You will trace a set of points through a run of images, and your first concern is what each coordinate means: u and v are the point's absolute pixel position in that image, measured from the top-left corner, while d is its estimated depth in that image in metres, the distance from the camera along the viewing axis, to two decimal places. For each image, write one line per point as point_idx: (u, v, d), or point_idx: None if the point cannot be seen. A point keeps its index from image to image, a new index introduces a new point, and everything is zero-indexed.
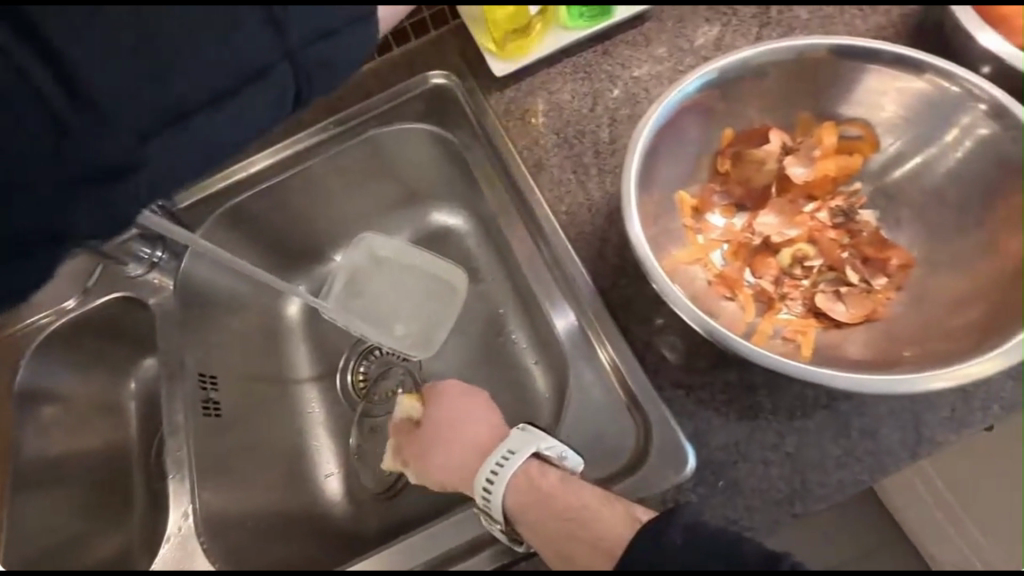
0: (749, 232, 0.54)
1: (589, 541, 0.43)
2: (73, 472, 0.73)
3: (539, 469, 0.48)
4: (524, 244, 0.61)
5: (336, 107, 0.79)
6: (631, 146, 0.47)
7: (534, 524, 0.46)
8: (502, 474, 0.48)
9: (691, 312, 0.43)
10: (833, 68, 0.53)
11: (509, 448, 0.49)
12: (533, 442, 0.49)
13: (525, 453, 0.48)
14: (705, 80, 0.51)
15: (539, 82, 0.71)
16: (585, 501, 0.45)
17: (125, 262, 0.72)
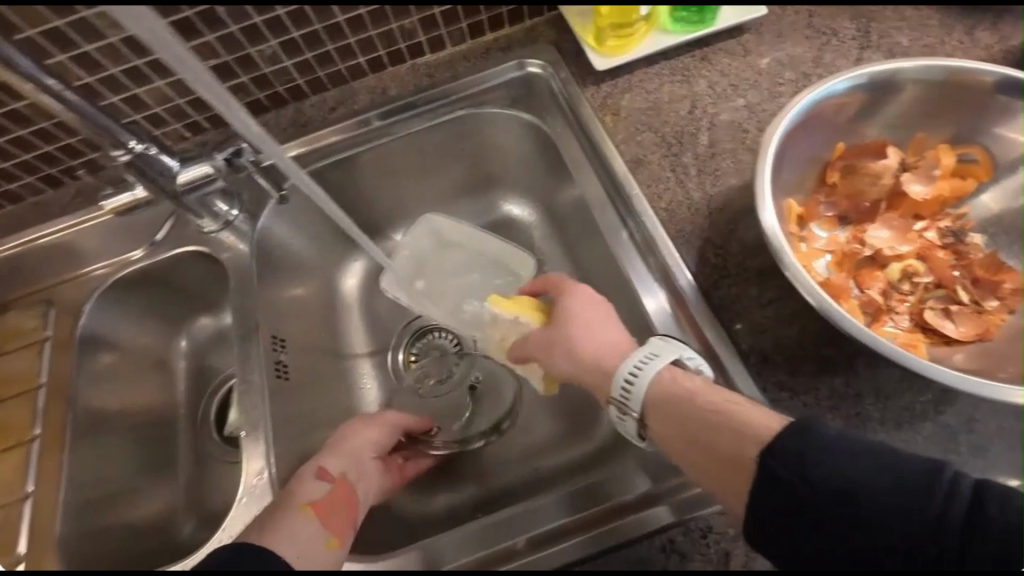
0: (857, 243, 0.54)
1: (732, 434, 0.45)
2: (124, 426, 0.71)
3: (678, 372, 0.50)
4: (621, 236, 0.62)
5: (423, 84, 0.78)
6: (768, 141, 0.48)
7: (672, 420, 0.48)
8: (646, 373, 0.50)
9: (823, 300, 0.43)
10: (977, 97, 0.52)
11: (649, 351, 0.51)
12: (673, 348, 0.51)
13: (669, 354, 0.50)
14: (855, 84, 0.52)
15: (637, 80, 0.71)
16: (725, 401, 0.47)
17: (201, 216, 0.70)
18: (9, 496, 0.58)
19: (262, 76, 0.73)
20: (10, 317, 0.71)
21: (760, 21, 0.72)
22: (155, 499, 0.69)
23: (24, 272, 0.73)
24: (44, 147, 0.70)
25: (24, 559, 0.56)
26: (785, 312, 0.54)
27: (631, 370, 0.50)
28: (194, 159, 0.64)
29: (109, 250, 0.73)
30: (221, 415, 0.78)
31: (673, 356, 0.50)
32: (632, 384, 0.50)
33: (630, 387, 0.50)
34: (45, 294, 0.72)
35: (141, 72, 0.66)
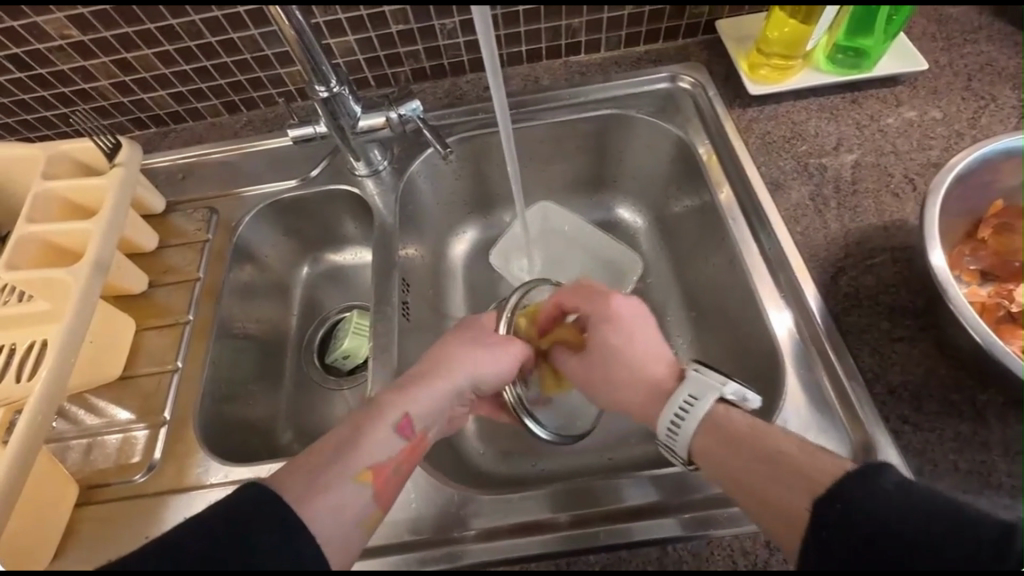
0: (1002, 299, 0.54)
1: (786, 482, 0.45)
2: (251, 331, 0.78)
3: (722, 411, 0.51)
4: (752, 251, 0.65)
5: (574, 80, 0.83)
6: (947, 169, 0.51)
7: (720, 453, 0.49)
8: (689, 409, 0.51)
9: (988, 337, 0.47)
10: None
11: (689, 394, 0.52)
12: (714, 386, 0.52)
13: (709, 398, 0.51)
14: None
15: (784, 110, 0.74)
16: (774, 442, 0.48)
17: (358, 159, 0.77)
18: (161, 367, 0.65)
19: (435, 47, 0.80)
20: (175, 217, 0.78)
21: (917, 75, 0.74)
22: (262, 403, 0.75)
23: (192, 180, 0.82)
24: (239, 75, 0.80)
25: (166, 423, 0.62)
26: (917, 351, 0.54)
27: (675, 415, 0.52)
28: (373, 110, 0.71)
29: (268, 174, 0.81)
30: (327, 343, 0.84)
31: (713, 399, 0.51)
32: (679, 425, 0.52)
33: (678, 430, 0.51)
34: (207, 201, 0.80)
35: (341, 26, 0.74)
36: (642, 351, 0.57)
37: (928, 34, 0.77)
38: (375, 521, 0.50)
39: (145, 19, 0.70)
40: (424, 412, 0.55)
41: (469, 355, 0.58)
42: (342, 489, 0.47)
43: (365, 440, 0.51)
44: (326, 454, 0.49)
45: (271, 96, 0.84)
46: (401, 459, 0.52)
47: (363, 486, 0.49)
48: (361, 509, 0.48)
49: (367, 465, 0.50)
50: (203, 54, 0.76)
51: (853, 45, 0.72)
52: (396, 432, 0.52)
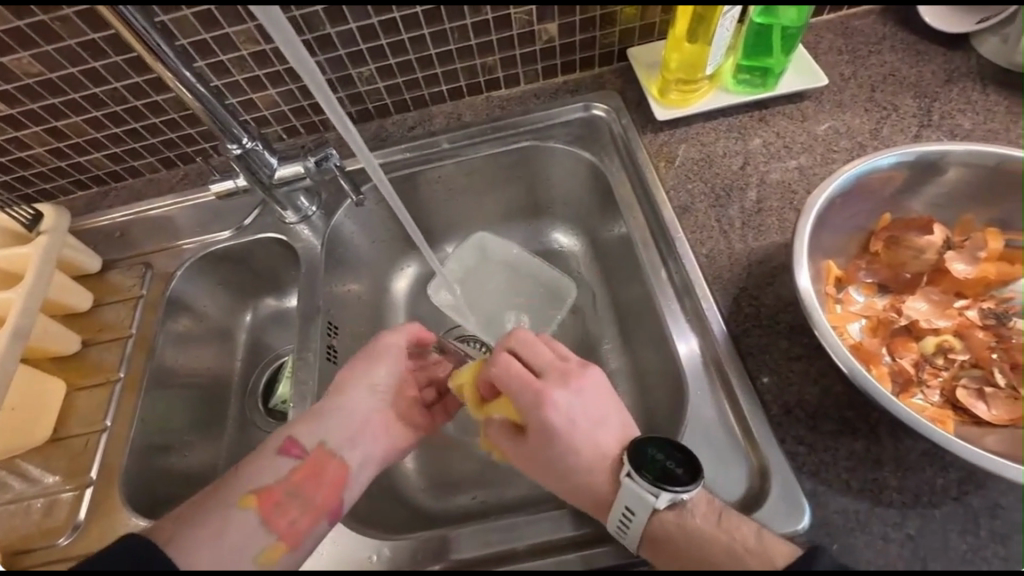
0: (893, 312, 0.55)
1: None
2: (189, 382, 0.79)
3: (660, 524, 0.49)
4: (660, 276, 0.66)
5: (495, 114, 0.85)
6: (816, 191, 0.51)
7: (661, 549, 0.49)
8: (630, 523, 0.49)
9: (854, 369, 0.45)
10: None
11: (624, 507, 0.49)
12: (646, 499, 0.48)
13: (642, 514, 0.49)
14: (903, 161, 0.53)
15: (694, 132, 0.76)
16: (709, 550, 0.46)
17: (285, 208, 0.79)
18: (90, 427, 0.67)
19: (356, 93, 0.83)
20: (111, 274, 0.80)
21: (821, 90, 0.75)
22: (200, 452, 0.77)
23: (129, 237, 0.84)
24: (169, 134, 0.82)
25: (91, 484, 0.63)
26: (814, 368, 0.55)
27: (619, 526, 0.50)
28: (290, 159, 0.73)
29: (202, 226, 0.83)
30: (269, 387, 0.85)
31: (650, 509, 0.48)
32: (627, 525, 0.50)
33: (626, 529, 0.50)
34: (143, 257, 0.82)
35: (260, 81, 0.77)
36: (584, 430, 0.53)
37: (834, 48, 0.79)
38: (276, 550, 0.52)
39: (68, 90, 0.73)
40: (306, 431, 0.58)
41: (361, 383, 0.62)
42: (224, 515, 0.51)
43: (247, 469, 0.55)
44: (221, 485, 0.54)
45: (204, 150, 0.86)
46: (293, 479, 0.55)
47: (247, 510, 0.52)
48: (250, 534, 0.51)
49: (251, 489, 0.54)
50: (130, 117, 0.78)
51: (754, 65, 0.74)
52: (281, 455, 0.56)
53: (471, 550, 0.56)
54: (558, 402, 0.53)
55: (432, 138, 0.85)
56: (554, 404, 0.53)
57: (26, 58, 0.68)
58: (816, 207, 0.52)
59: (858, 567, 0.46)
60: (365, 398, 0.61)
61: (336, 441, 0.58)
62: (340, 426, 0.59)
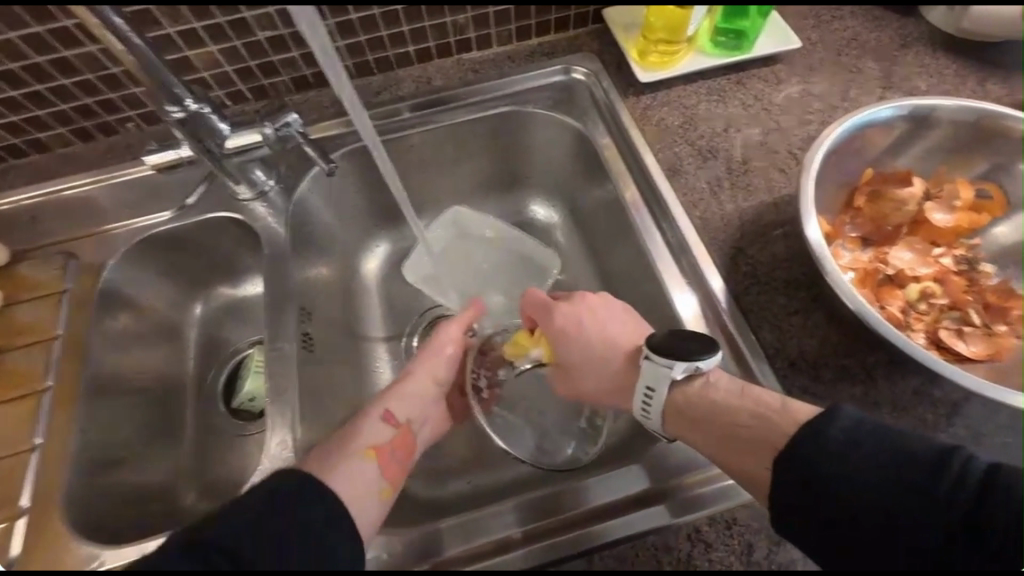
0: (879, 263, 0.57)
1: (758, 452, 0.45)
2: (135, 387, 0.69)
3: (679, 395, 0.51)
4: (655, 240, 0.65)
5: (468, 78, 0.80)
6: (818, 142, 0.51)
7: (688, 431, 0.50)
8: (650, 399, 0.52)
9: (865, 312, 0.47)
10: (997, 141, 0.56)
11: (645, 383, 0.52)
12: (663, 370, 0.50)
13: (661, 385, 0.51)
14: (892, 114, 0.54)
15: (675, 95, 0.75)
16: (734, 412, 0.48)
17: (237, 182, 0.70)
18: (16, 448, 0.57)
19: (312, 53, 0.74)
20: (21, 267, 0.68)
21: (792, 53, 0.77)
22: (156, 463, 0.67)
23: (42, 222, 0.71)
24: (84, 98, 0.69)
25: (27, 513, 0.54)
26: (812, 320, 0.56)
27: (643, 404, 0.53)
28: (245, 126, 0.65)
29: (135, 208, 0.72)
30: (232, 385, 0.76)
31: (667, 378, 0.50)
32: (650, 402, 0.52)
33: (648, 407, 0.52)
34: (62, 245, 0.70)
35: (198, 35, 0.67)
36: (611, 332, 0.59)
37: (800, 13, 0.80)
38: (385, 493, 0.52)
39: None
40: (405, 402, 0.58)
41: (438, 360, 0.62)
42: (350, 468, 0.51)
43: (359, 428, 0.55)
44: (332, 445, 0.53)
45: (130, 118, 0.74)
46: (393, 446, 0.55)
47: (368, 462, 0.52)
48: (370, 482, 0.51)
49: (370, 444, 0.53)
50: (31, 77, 0.65)
51: (731, 27, 0.74)
52: (383, 420, 0.56)
53: (484, 534, 0.52)
54: (588, 303, 0.60)
55: (401, 103, 0.78)
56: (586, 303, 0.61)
57: None
58: (816, 160, 0.52)
59: None
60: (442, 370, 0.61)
61: (419, 421, 0.59)
62: (426, 403, 0.60)
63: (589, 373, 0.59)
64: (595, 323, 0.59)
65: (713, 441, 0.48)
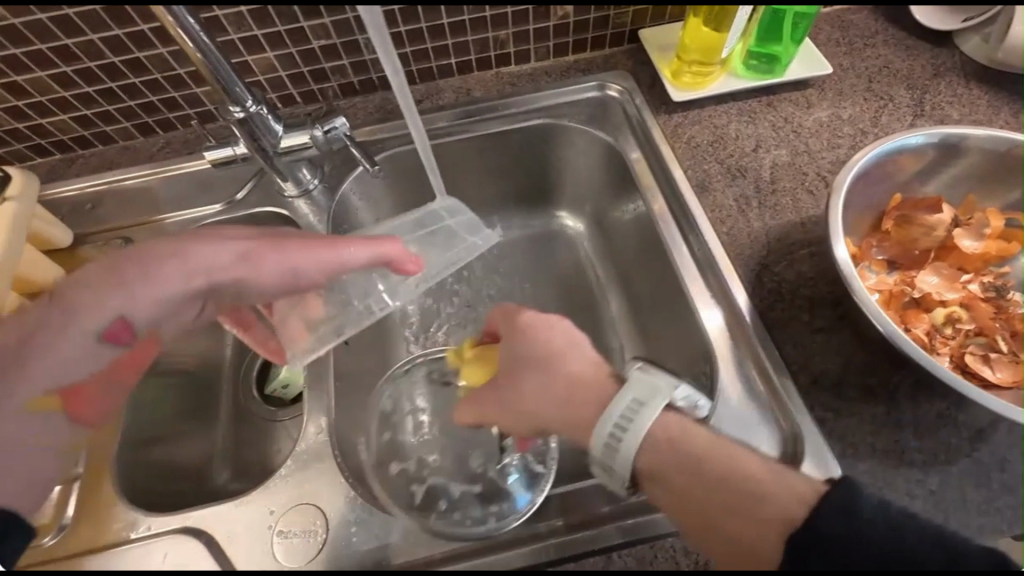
0: (906, 285, 0.58)
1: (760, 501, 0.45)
2: None
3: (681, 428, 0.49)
4: (682, 252, 0.66)
5: (505, 91, 0.83)
6: (848, 166, 0.53)
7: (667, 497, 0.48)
8: (629, 426, 0.50)
9: (892, 332, 0.48)
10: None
11: (634, 399, 0.50)
12: (658, 391, 0.51)
13: (655, 401, 0.50)
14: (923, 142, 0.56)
15: (706, 115, 0.77)
16: (743, 465, 0.47)
17: (285, 179, 0.74)
18: None
19: (361, 61, 0.79)
20: (84, 251, 0.72)
21: (823, 79, 0.79)
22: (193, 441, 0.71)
23: (103, 208, 0.76)
24: (150, 96, 0.75)
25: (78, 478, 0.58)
26: (836, 339, 0.57)
27: (614, 432, 0.50)
28: (297, 127, 0.69)
29: (189, 200, 0.77)
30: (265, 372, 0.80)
31: (663, 403, 0.50)
32: (626, 429, 0.50)
33: (626, 430, 0.49)
34: (122, 231, 0.74)
35: (258, 42, 0.72)
36: (586, 347, 0.57)
37: (832, 40, 0.82)
38: (48, 400, 0.55)
39: (36, 40, 0.65)
40: (139, 318, 0.58)
41: (173, 277, 0.58)
42: (17, 419, 0.54)
43: (49, 345, 0.55)
44: (46, 312, 0.56)
45: (189, 116, 0.79)
46: (109, 370, 0.58)
47: (42, 410, 0.55)
48: (54, 429, 0.56)
49: (50, 390, 0.55)
50: (107, 74, 0.71)
51: (764, 51, 0.76)
52: (101, 339, 0.57)
53: None
54: (570, 318, 0.60)
55: (440, 112, 0.82)
56: (568, 314, 0.60)
57: None
58: (846, 185, 0.54)
59: None
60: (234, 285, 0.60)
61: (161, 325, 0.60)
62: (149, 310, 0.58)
63: (542, 376, 0.56)
64: (562, 329, 0.59)
65: (693, 510, 0.47)
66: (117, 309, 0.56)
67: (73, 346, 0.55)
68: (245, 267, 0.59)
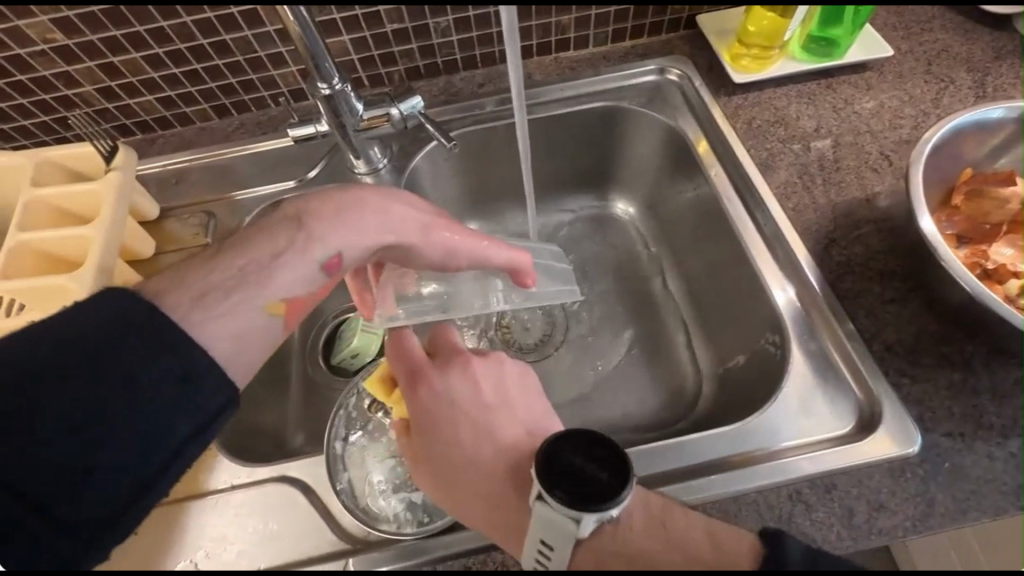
0: (979, 258, 0.59)
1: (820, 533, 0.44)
2: None
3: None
4: (749, 228, 0.68)
5: (565, 75, 0.86)
6: (929, 137, 0.55)
7: None
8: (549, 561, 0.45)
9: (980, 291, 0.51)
10: None
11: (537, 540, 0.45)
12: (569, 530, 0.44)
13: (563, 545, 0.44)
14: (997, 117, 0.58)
15: (766, 97, 0.79)
16: None
17: (358, 157, 0.77)
18: None
19: (428, 45, 0.82)
20: (169, 223, 0.76)
21: (883, 62, 0.80)
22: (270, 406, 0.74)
23: (185, 185, 0.80)
24: (230, 78, 0.79)
25: None
26: (908, 308, 0.58)
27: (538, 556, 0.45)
28: (375, 105, 0.72)
29: (264, 177, 0.80)
30: (331, 345, 0.83)
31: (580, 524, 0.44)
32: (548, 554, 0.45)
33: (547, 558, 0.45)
34: (203, 206, 0.78)
35: (336, 25, 0.75)
36: (496, 426, 0.52)
37: (889, 25, 0.83)
38: (280, 306, 0.52)
39: (135, 21, 0.69)
40: (353, 256, 0.54)
41: (370, 217, 0.54)
42: (252, 314, 0.50)
43: (283, 271, 0.52)
44: (291, 235, 0.52)
45: (263, 98, 0.83)
46: (319, 294, 0.55)
47: (273, 317, 0.52)
48: (271, 335, 0.52)
49: (282, 298, 0.52)
50: (193, 56, 0.75)
51: (825, 34, 0.77)
52: (321, 269, 0.53)
53: None
54: (477, 371, 0.55)
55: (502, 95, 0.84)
56: (473, 373, 0.55)
57: None
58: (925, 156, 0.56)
59: (968, 482, 0.49)
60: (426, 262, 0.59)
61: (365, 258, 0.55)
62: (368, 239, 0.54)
63: (441, 468, 0.51)
64: (462, 408, 0.53)
65: None
66: (338, 244, 0.53)
67: (292, 263, 0.52)
68: (422, 236, 0.56)
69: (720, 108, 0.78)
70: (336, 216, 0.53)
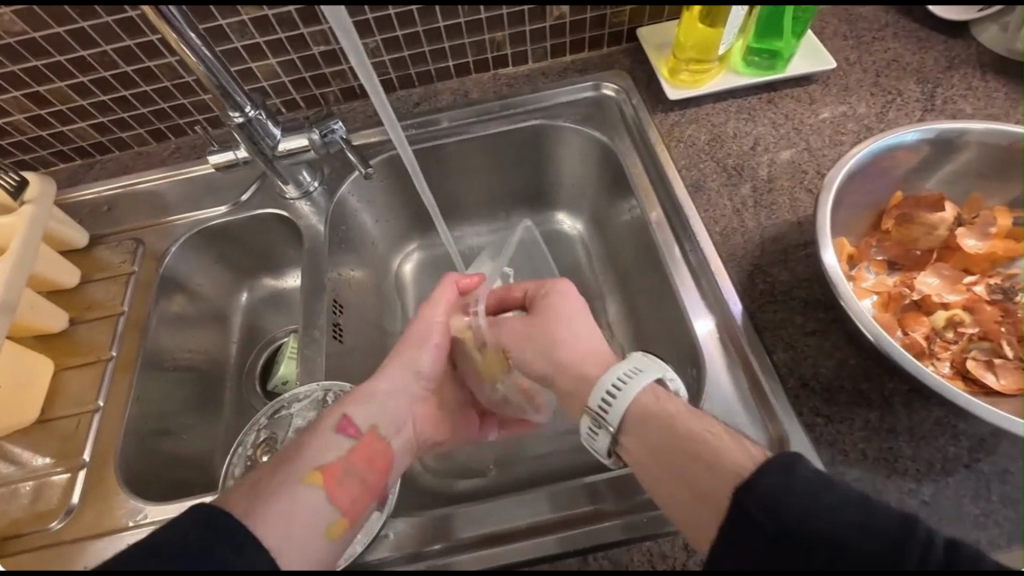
0: (905, 287, 0.56)
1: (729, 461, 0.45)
2: (184, 364, 0.76)
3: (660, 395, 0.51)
4: (675, 253, 0.65)
5: (502, 92, 0.84)
6: (839, 163, 0.52)
7: None
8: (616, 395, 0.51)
9: (879, 335, 0.47)
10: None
11: (629, 368, 0.52)
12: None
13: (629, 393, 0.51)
14: (923, 137, 0.55)
15: (704, 113, 0.76)
16: None
17: (286, 182, 0.76)
18: (81, 407, 0.64)
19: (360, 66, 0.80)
20: (98, 251, 0.76)
21: (828, 74, 0.76)
22: (197, 434, 0.74)
23: (117, 211, 0.80)
24: (160, 104, 0.79)
25: (83, 467, 0.61)
26: (829, 342, 0.56)
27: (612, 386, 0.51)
28: (295, 133, 0.72)
29: (196, 202, 0.80)
30: (267, 370, 0.83)
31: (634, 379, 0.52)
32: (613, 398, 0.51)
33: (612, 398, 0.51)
34: (133, 233, 0.78)
35: (260, 49, 0.74)
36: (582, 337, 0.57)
37: (839, 33, 0.80)
38: (340, 524, 0.50)
39: (54, 52, 0.69)
40: (363, 411, 0.56)
41: (410, 374, 0.60)
42: (294, 493, 0.48)
43: (308, 444, 0.53)
44: (337, 418, 0.55)
45: (197, 122, 0.83)
46: (352, 458, 0.53)
47: (313, 488, 0.50)
48: (320, 511, 0.49)
49: (316, 466, 0.51)
50: (119, 84, 0.75)
51: (765, 47, 0.74)
52: (336, 431, 0.54)
53: (491, 524, 0.55)
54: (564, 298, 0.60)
55: (438, 114, 0.82)
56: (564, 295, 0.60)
57: (8, 15, 0.64)
58: (837, 182, 0.53)
59: None
60: (412, 382, 0.61)
61: (388, 425, 0.57)
62: (388, 405, 0.58)
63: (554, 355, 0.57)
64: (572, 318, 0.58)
65: None
66: (342, 405, 0.56)
67: (309, 440, 0.53)
68: (416, 374, 0.61)
69: (654, 126, 0.75)
70: (361, 394, 0.57)
